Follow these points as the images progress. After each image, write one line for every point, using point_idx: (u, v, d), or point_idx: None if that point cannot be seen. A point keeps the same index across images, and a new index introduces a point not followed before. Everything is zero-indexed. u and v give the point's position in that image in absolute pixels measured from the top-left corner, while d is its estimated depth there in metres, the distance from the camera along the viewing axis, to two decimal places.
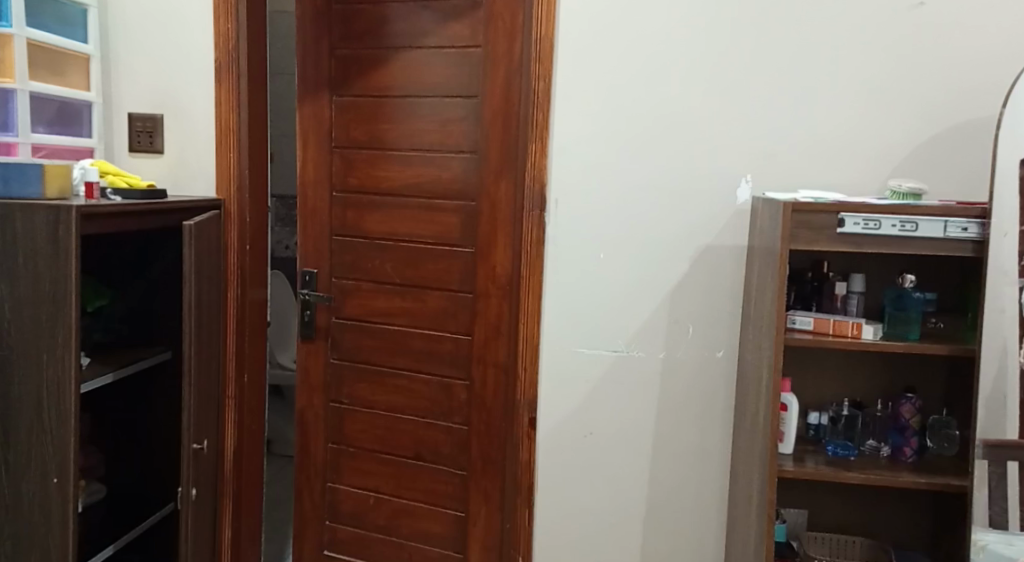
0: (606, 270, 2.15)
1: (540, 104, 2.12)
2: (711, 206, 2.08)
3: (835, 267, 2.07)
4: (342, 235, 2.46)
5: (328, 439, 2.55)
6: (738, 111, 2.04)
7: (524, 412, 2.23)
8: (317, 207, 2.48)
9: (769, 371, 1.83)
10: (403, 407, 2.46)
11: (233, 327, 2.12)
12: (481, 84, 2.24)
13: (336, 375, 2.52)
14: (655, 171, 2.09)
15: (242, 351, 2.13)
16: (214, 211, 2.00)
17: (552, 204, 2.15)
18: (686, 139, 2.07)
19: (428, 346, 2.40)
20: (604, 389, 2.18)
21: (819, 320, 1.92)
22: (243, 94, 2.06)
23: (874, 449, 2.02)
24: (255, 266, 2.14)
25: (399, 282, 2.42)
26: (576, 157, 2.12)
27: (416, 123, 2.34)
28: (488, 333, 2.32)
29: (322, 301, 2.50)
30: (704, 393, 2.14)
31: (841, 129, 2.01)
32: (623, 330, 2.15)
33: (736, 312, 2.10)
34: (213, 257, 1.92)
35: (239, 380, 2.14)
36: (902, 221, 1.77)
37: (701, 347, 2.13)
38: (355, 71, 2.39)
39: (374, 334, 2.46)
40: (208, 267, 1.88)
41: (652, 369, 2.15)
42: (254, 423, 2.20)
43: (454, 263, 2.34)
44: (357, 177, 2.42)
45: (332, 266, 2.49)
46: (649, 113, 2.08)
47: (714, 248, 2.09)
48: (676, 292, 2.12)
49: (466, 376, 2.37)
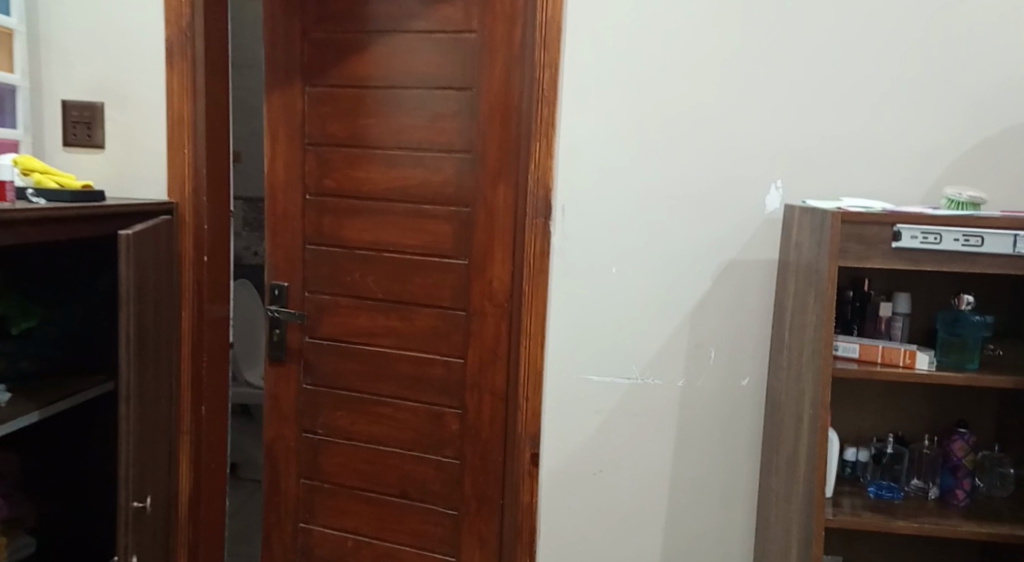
0: (620, 288, 1.89)
1: (545, 96, 1.86)
2: (740, 215, 1.83)
3: (875, 285, 1.81)
4: (317, 245, 2.19)
5: (301, 474, 2.26)
6: (770, 108, 1.80)
7: (525, 448, 1.96)
8: (289, 212, 2.20)
9: (812, 409, 1.58)
10: (387, 438, 2.18)
11: (189, 350, 1.84)
12: (476, 75, 1.98)
13: (310, 402, 2.24)
14: (675, 175, 1.84)
15: (198, 378, 1.87)
16: (163, 219, 1.71)
17: (558, 211, 1.89)
18: (711, 140, 1.82)
19: (416, 370, 2.13)
20: (616, 422, 1.92)
21: (865, 347, 1.67)
22: (200, 79, 1.78)
23: (920, 490, 1.78)
24: (214, 279, 1.87)
25: (382, 298, 2.14)
26: (585, 158, 1.86)
27: (402, 119, 2.07)
28: (484, 357, 2.06)
29: (294, 320, 2.22)
30: (728, 426, 1.89)
31: (888, 128, 1.77)
32: (638, 354, 1.90)
33: (765, 335, 1.86)
34: (162, 270, 1.65)
35: (195, 413, 1.87)
36: (966, 234, 1.51)
37: (726, 375, 1.88)
38: (332, 58, 2.11)
39: (353, 357, 2.18)
40: (155, 284, 1.60)
41: (670, 399, 1.90)
42: (212, 460, 1.92)
43: (445, 277, 2.08)
44: (335, 179, 2.15)
45: (305, 278, 2.20)
46: (670, 109, 1.82)
47: (742, 264, 1.84)
48: (698, 312, 1.87)
49: (459, 404, 2.11)
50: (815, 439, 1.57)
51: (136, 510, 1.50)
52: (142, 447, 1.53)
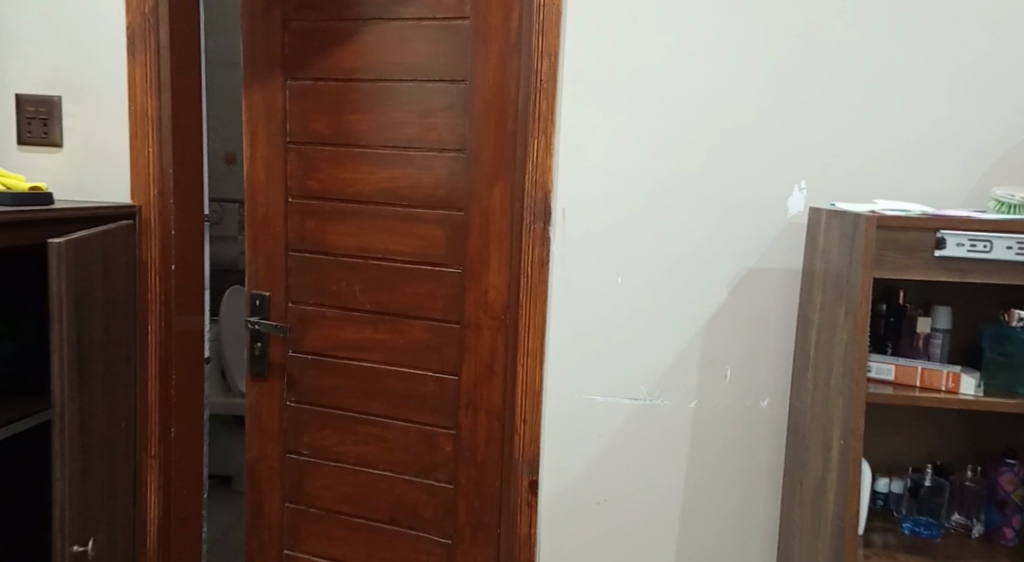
0: (627, 300, 1.71)
1: (545, 88, 1.69)
2: (759, 220, 1.65)
3: (909, 297, 1.61)
4: (301, 251, 2.03)
5: (285, 498, 2.11)
6: (793, 100, 1.62)
7: (523, 474, 1.79)
8: (270, 216, 2.04)
9: (842, 439, 1.39)
10: (376, 460, 2.02)
11: (156, 368, 1.69)
12: (470, 65, 1.82)
13: (294, 421, 2.08)
14: (687, 174, 1.66)
15: (168, 397, 1.72)
16: (118, 226, 1.54)
17: (558, 215, 1.72)
18: (728, 136, 1.64)
19: (406, 386, 1.97)
20: (621, 446, 1.75)
21: (902, 368, 1.47)
22: (165, 71, 1.65)
23: (961, 527, 1.58)
24: (185, 289, 1.73)
25: (371, 309, 1.98)
26: (588, 155, 1.69)
27: (391, 114, 1.91)
28: (478, 373, 1.89)
29: (276, 333, 2.06)
30: (747, 452, 1.71)
31: (927, 121, 1.58)
32: (646, 373, 1.73)
33: (786, 352, 1.68)
34: (117, 280, 1.50)
35: (164, 436, 1.72)
36: (1020, 242, 1.32)
37: (742, 396, 1.70)
38: (315, 49, 1.96)
39: (340, 372, 2.03)
40: (106, 296, 1.46)
41: (681, 422, 1.73)
42: (182, 485, 1.77)
43: (437, 286, 1.92)
44: (319, 180, 1.99)
45: (288, 287, 2.05)
46: (681, 102, 1.65)
47: (761, 273, 1.67)
48: (712, 326, 1.69)
49: (452, 424, 1.94)
50: (846, 473, 1.38)
51: (77, 556, 1.34)
52: (87, 482, 1.37)
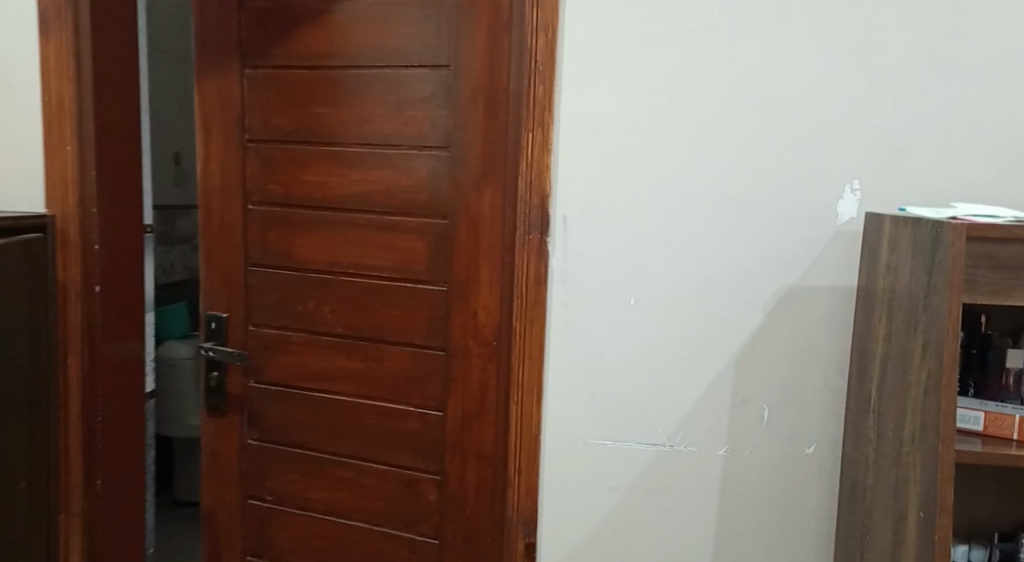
0: (643, 325, 1.42)
1: (541, 72, 1.40)
2: (803, 228, 1.35)
3: (994, 324, 1.30)
4: (263, 266, 1.75)
5: (247, 551, 1.83)
6: (846, 81, 1.31)
7: (518, 536, 1.51)
8: (228, 225, 1.76)
9: (921, 511, 1.05)
10: (349, 509, 1.74)
11: (79, 411, 1.44)
12: (454, 47, 1.53)
13: (256, 462, 1.80)
14: (714, 173, 1.36)
15: (92, 443, 1.45)
16: (14, 242, 1.29)
17: (559, 224, 1.42)
18: (766, 125, 1.34)
19: (383, 424, 1.69)
20: (635, 502, 1.45)
21: (993, 417, 1.16)
22: (85, 56, 1.40)
23: None
24: (113, 312, 1.47)
25: (342, 333, 1.70)
26: (595, 152, 1.40)
27: (365, 106, 1.63)
28: (467, 410, 1.61)
29: (234, 361, 1.78)
30: (787, 509, 1.41)
31: (1015, 106, 1.28)
32: (666, 413, 1.43)
33: (836, 389, 1.38)
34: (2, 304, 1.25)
35: (88, 490, 1.45)
36: None
37: (783, 441, 1.40)
38: (276, 32, 1.68)
39: (307, 407, 1.74)
40: None
41: (708, 473, 1.43)
42: (112, 544, 1.50)
43: (418, 307, 1.63)
44: (283, 183, 1.71)
45: (248, 309, 1.77)
46: (710, 84, 1.35)
47: (804, 293, 1.37)
48: (746, 357, 1.39)
49: (437, 469, 1.66)
50: (929, 557, 1.04)
51: None
52: None
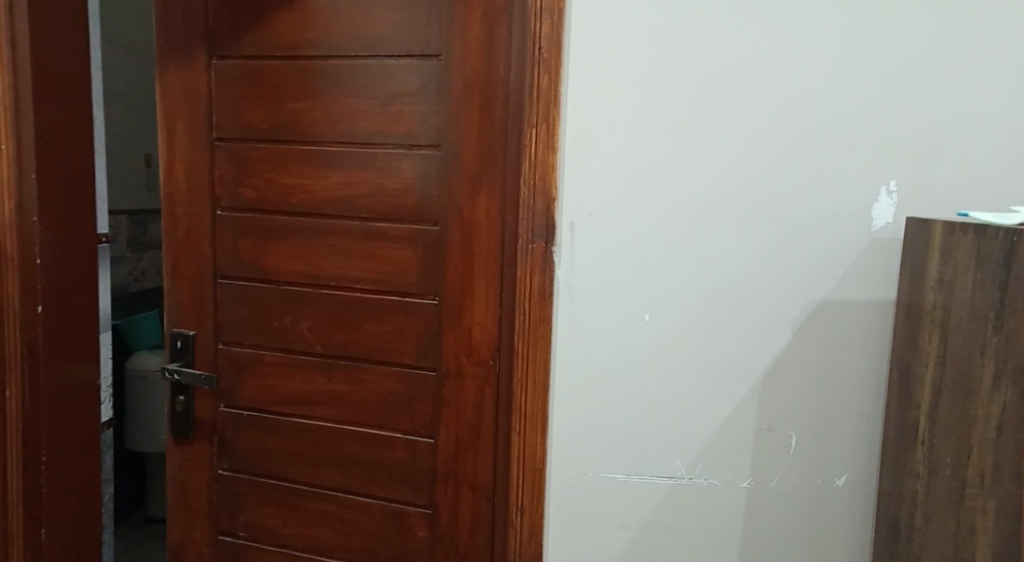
0: (656, 344, 1.26)
1: (545, 62, 1.25)
2: (837, 235, 1.21)
3: None
4: (234, 277, 1.58)
5: None
6: (885, 72, 1.17)
7: None
8: (195, 233, 1.59)
9: None
10: (330, 546, 1.57)
11: (20, 451, 1.29)
12: (446, 35, 1.38)
13: (228, 494, 1.63)
14: (737, 172, 1.22)
15: (37, 486, 1.32)
16: None
17: (564, 231, 1.27)
18: (796, 120, 1.19)
19: (368, 453, 1.53)
20: (648, 541, 1.30)
21: None
22: (24, 49, 1.24)
23: None
24: (61, 337, 1.33)
25: (323, 352, 1.54)
26: (605, 149, 1.24)
27: (346, 100, 1.46)
28: (460, 437, 1.45)
29: (202, 385, 1.61)
30: (818, 549, 1.27)
31: None
32: (682, 442, 1.28)
33: (874, 415, 1.23)
34: None
35: (32, 537, 1.32)
36: None
37: (813, 472, 1.26)
38: (246, 19, 1.51)
39: (284, 433, 1.58)
40: None
41: (731, 509, 1.28)
42: None
43: (406, 323, 1.47)
44: (256, 187, 1.55)
45: (218, 325, 1.61)
46: (733, 73, 1.20)
47: (838, 307, 1.22)
48: (774, 379, 1.25)
49: (428, 502, 1.50)
50: None
51: None
52: None
